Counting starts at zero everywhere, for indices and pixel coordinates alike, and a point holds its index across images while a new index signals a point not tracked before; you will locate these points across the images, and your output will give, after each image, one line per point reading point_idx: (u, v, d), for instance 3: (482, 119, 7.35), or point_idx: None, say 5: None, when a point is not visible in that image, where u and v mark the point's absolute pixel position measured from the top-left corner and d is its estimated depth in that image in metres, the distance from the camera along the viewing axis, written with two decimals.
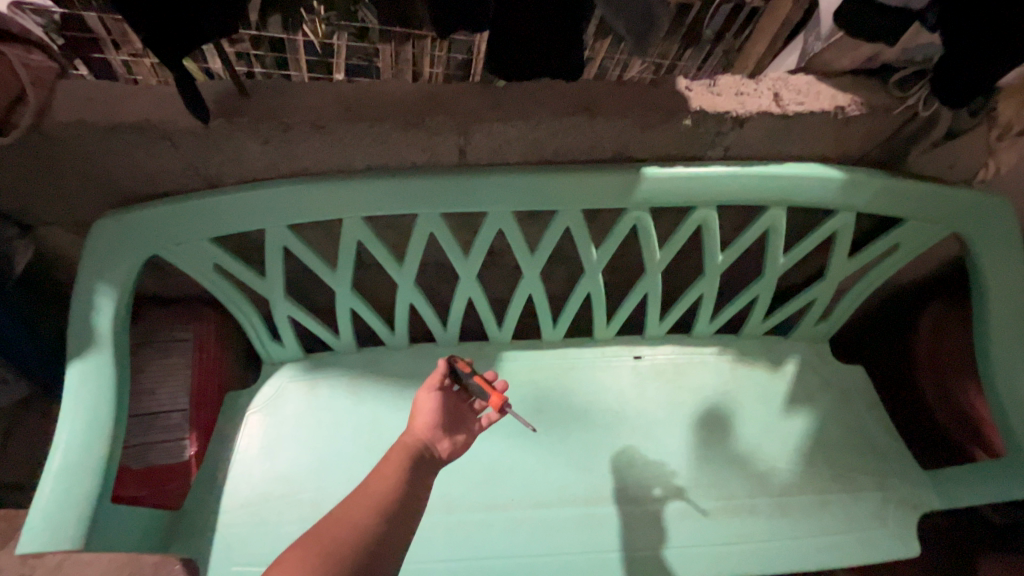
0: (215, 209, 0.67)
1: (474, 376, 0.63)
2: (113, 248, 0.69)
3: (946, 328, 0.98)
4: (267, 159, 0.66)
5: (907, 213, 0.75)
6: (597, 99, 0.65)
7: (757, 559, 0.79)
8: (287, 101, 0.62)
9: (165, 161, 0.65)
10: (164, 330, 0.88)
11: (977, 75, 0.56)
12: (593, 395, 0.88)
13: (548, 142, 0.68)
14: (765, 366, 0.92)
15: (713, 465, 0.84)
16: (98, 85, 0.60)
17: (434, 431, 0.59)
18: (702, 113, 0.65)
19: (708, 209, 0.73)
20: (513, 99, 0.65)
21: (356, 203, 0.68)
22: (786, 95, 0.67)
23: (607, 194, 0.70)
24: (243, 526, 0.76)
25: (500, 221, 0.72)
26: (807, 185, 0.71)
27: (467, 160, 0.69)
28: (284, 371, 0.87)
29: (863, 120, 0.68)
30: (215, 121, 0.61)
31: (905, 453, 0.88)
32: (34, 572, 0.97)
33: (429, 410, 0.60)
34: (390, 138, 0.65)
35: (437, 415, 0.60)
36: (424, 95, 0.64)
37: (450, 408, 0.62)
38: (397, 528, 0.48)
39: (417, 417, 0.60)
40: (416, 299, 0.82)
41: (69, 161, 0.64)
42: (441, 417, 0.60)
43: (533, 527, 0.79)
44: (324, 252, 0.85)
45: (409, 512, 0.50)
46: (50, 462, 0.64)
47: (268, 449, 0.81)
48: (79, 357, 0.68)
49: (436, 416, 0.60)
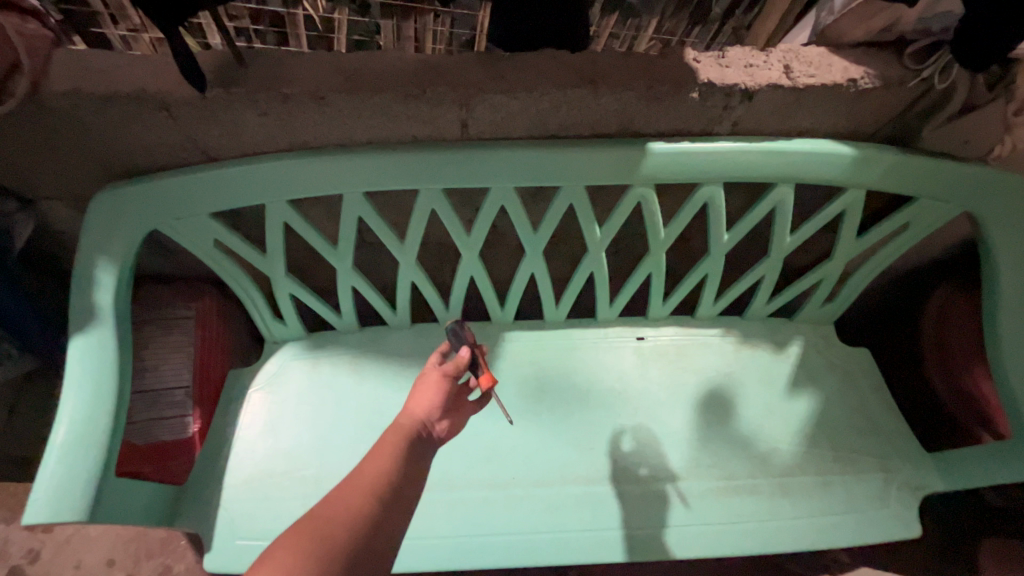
0: (214, 184, 0.67)
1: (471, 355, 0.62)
2: (113, 222, 0.68)
3: (953, 310, 0.97)
4: (266, 132, 0.65)
5: (917, 191, 0.73)
6: (603, 69, 0.64)
7: (757, 538, 0.79)
8: (286, 71, 0.61)
9: (163, 133, 0.64)
10: (166, 308, 0.87)
11: (997, 39, 0.55)
12: (595, 376, 0.88)
13: (551, 116, 0.66)
14: (769, 347, 0.92)
15: (715, 445, 0.84)
16: (93, 54, 0.59)
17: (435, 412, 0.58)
18: (710, 86, 0.64)
19: (714, 186, 0.72)
20: (516, 69, 0.63)
21: (356, 178, 0.67)
22: (797, 67, 0.65)
23: (612, 170, 0.68)
24: (247, 502, 0.77)
25: (502, 198, 0.71)
26: (815, 161, 0.69)
27: (469, 135, 0.68)
28: (286, 349, 0.87)
29: (876, 93, 0.66)
30: (212, 90, 0.60)
31: (909, 436, 0.87)
32: (44, 546, 0.98)
33: (431, 388, 0.59)
34: (390, 110, 0.63)
35: (440, 395, 0.59)
36: (425, 66, 0.62)
37: (451, 390, 0.61)
38: (390, 517, 0.47)
39: (418, 396, 0.58)
40: (417, 277, 0.81)
41: (64, 132, 0.64)
42: (444, 399, 0.59)
43: (534, 505, 0.79)
44: (325, 230, 0.84)
45: (402, 501, 0.48)
46: (54, 436, 0.64)
47: (271, 426, 0.82)
48: (81, 332, 0.68)
49: (438, 397, 0.58)
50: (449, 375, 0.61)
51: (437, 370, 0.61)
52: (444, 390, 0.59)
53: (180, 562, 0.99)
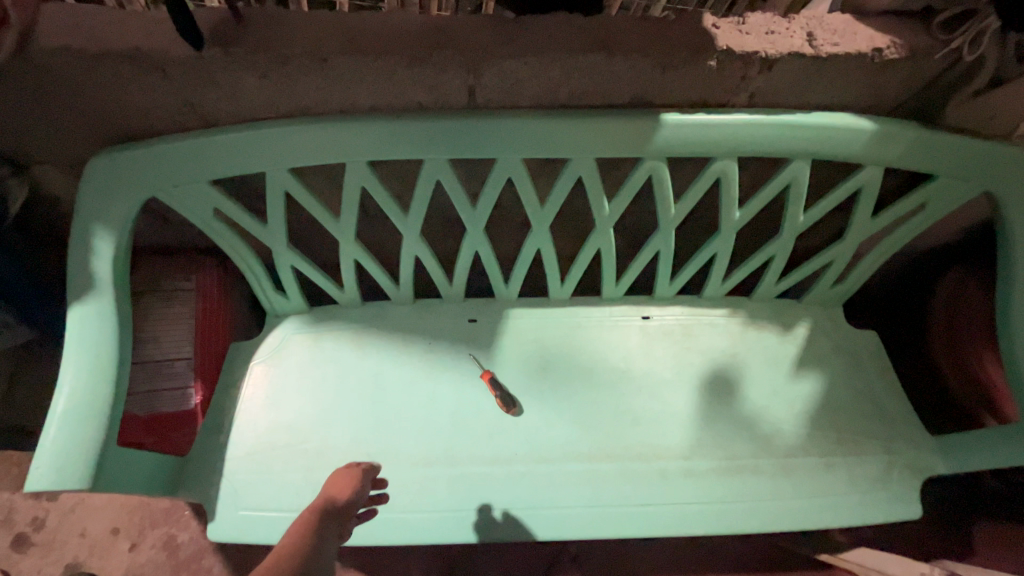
0: (213, 150, 0.64)
1: (357, 466, 0.70)
2: (110, 189, 0.66)
3: (964, 295, 0.96)
4: (266, 95, 0.63)
5: (936, 169, 0.71)
6: (617, 34, 0.61)
7: (758, 517, 0.79)
8: (286, 30, 0.58)
9: (159, 95, 0.62)
10: (165, 279, 0.86)
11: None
12: (599, 354, 0.87)
13: (562, 84, 0.64)
14: (775, 329, 0.91)
15: (720, 425, 0.84)
16: (84, 8, 0.57)
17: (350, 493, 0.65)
18: (728, 54, 0.61)
19: (728, 161, 0.69)
20: (526, 33, 0.60)
21: (358, 147, 0.65)
22: (821, 34, 0.62)
23: (623, 142, 0.66)
24: (249, 474, 0.77)
25: (510, 170, 0.69)
26: (834, 136, 0.67)
27: (476, 102, 0.66)
28: (288, 323, 0.86)
29: (900, 65, 0.64)
30: (208, 50, 0.57)
31: (914, 420, 0.87)
32: (49, 514, 0.99)
33: (346, 480, 0.67)
34: (395, 74, 0.61)
35: (351, 483, 0.66)
36: (430, 27, 0.60)
37: (359, 484, 0.67)
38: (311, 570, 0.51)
39: (330, 487, 0.65)
40: (421, 251, 0.80)
41: (57, 92, 0.61)
42: (353, 488, 0.66)
43: (536, 481, 0.79)
44: (327, 201, 0.82)
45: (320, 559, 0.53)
46: (54, 407, 0.64)
47: (273, 400, 0.81)
48: (78, 300, 0.67)
49: (349, 487, 0.65)
50: (354, 478, 0.67)
51: (347, 472, 0.68)
52: (353, 483, 0.66)
53: (185, 531, 1.01)
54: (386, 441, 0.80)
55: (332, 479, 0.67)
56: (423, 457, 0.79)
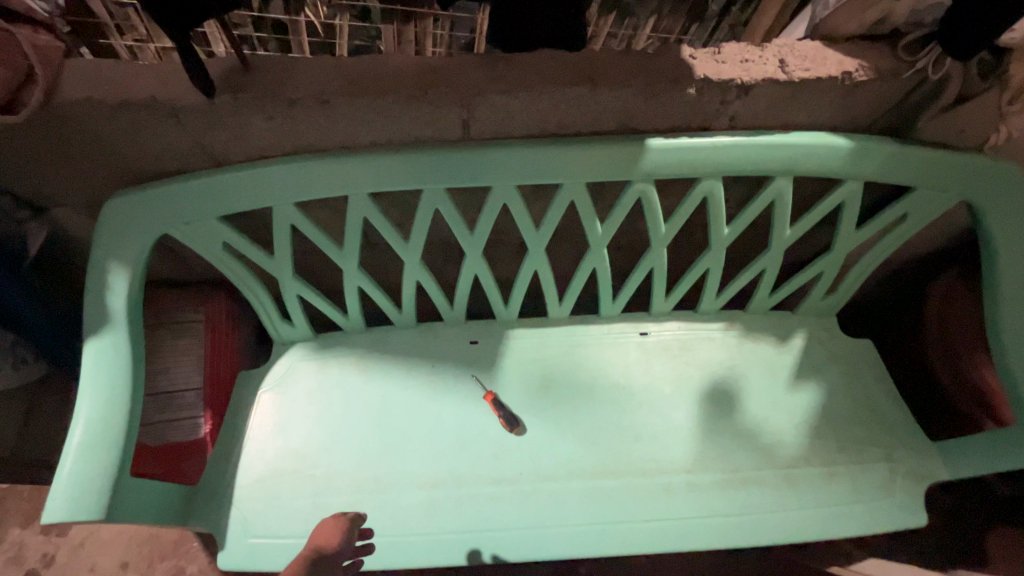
0: (222, 189, 0.68)
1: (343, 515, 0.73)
2: (125, 229, 0.70)
3: (955, 298, 0.98)
4: (273, 135, 0.67)
5: (914, 180, 0.74)
6: (601, 68, 0.65)
7: (763, 530, 0.80)
8: (290, 75, 0.62)
9: (172, 138, 0.66)
10: (176, 312, 0.89)
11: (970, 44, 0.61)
12: (599, 371, 0.89)
13: (551, 115, 0.67)
14: (772, 341, 0.92)
15: (721, 437, 0.85)
16: (103, 62, 0.61)
17: (337, 541, 0.68)
18: (706, 82, 0.65)
19: (713, 180, 0.72)
20: (516, 69, 0.64)
21: (360, 180, 0.68)
22: (792, 61, 0.66)
23: (611, 166, 0.69)
24: (258, 501, 0.78)
25: (505, 196, 0.72)
26: (814, 153, 0.70)
27: (470, 134, 0.69)
28: (294, 350, 0.88)
29: (871, 86, 0.67)
30: (219, 96, 0.61)
31: (914, 426, 0.88)
32: (59, 550, 1.00)
33: (330, 529, 0.70)
34: (393, 112, 0.64)
35: (339, 532, 0.70)
36: (425, 67, 0.64)
37: (346, 531, 0.70)
38: None
39: (318, 538, 0.68)
40: (423, 276, 0.82)
41: (76, 140, 0.65)
42: (340, 537, 0.69)
43: (541, 501, 0.80)
44: (331, 231, 0.86)
45: None
46: (70, 440, 0.66)
47: (281, 426, 0.83)
48: (94, 335, 0.70)
49: (337, 536, 0.69)
50: (340, 526, 0.70)
51: (334, 520, 0.71)
52: (340, 532, 0.69)
53: (193, 563, 1.01)
54: (393, 464, 0.81)
55: (320, 530, 0.70)
56: (430, 479, 0.81)
